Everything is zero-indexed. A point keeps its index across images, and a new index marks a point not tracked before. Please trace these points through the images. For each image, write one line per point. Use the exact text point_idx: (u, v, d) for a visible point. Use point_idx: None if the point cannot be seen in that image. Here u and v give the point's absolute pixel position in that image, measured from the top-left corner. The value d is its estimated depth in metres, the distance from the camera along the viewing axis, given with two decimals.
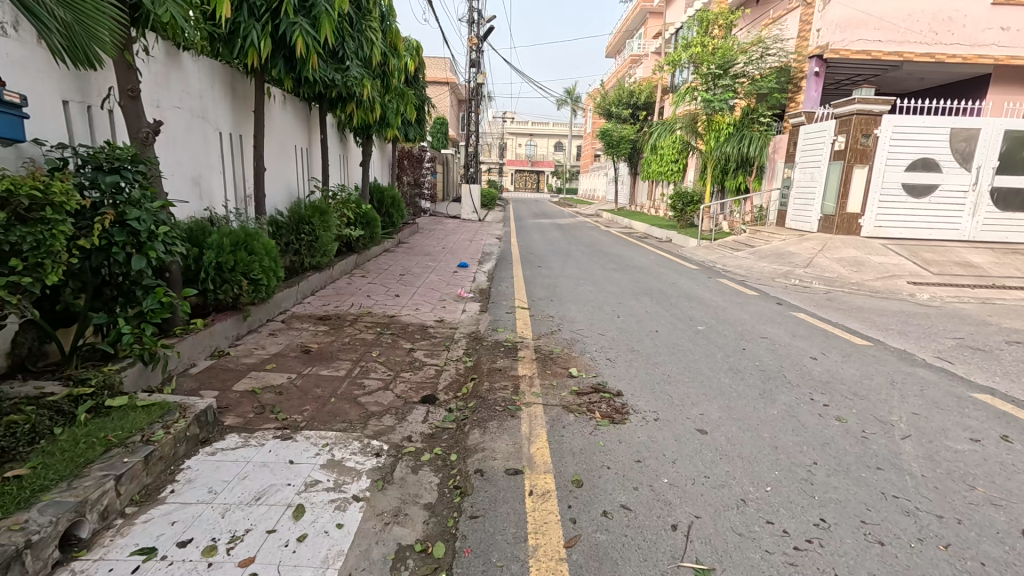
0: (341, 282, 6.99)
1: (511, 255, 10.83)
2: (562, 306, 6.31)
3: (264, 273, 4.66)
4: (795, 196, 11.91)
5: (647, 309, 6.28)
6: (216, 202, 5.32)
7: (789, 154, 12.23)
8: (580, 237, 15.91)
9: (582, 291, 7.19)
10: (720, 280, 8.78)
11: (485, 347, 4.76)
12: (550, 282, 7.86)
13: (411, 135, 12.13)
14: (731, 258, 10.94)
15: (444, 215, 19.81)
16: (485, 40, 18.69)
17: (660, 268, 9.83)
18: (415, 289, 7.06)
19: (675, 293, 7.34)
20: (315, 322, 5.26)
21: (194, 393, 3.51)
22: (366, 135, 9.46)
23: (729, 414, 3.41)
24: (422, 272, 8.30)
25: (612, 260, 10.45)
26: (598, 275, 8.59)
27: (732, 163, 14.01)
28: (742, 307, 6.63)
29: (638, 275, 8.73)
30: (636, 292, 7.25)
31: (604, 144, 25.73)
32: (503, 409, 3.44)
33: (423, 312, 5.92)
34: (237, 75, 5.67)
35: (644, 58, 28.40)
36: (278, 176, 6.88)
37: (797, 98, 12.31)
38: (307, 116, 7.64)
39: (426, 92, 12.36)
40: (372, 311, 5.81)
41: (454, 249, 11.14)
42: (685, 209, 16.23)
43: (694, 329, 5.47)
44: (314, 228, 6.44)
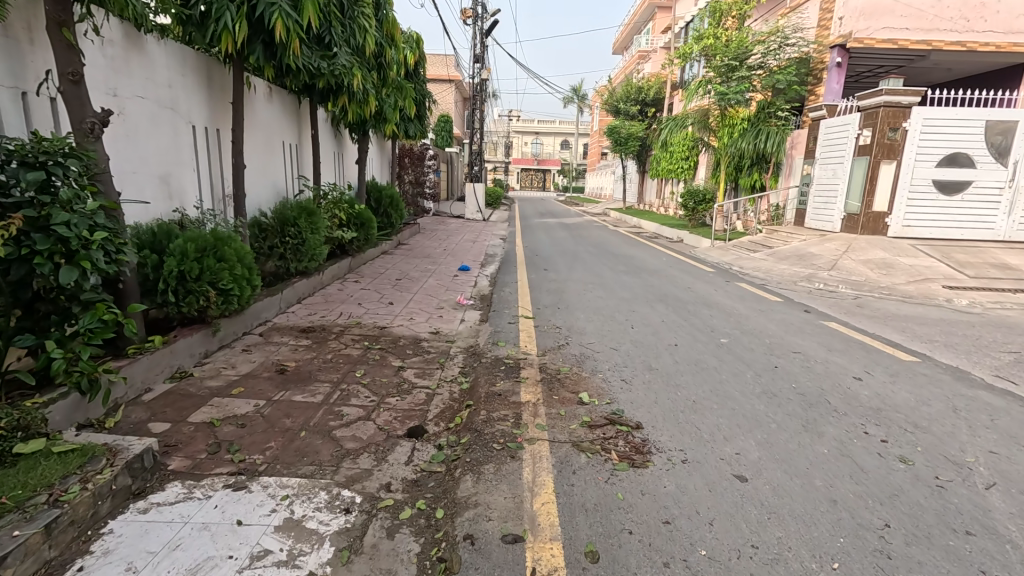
0: (332, 288, 6.50)
1: (515, 257, 10.31)
2: (570, 315, 5.78)
3: (236, 282, 4.14)
4: (815, 194, 11.33)
5: (663, 318, 5.73)
6: (187, 202, 4.83)
7: (809, 150, 11.63)
8: (588, 236, 15.36)
9: (591, 297, 6.66)
10: (739, 284, 8.21)
11: (484, 365, 4.24)
12: (557, 287, 7.33)
13: (412, 132, 11.61)
14: (749, 259, 10.35)
15: (448, 214, 19.33)
16: (489, 34, 18.15)
17: (674, 270, 9.27)
18: (411, 296, 6.56)
19: (692, 299, 6.79)
20: (296, 335, 4.76)
21: (142, 426, 3.02)
22: (362, 132, 8.98)
23: (770, 453, 2.87)
24: (419, 276, 7.79)
25: (622, 262, 9.89)
26: (608, 279, 8.04)
27: (746, 160, 13.37)
28: (767, 316, 6.07)
29: (650, 279, 8.18)
30: (650, 299, 6.70)
31: (612, 141, 25.14)
32: (502, 447, 2.91)
33: (418, 322, 5.41)
34: (213, 63, 5.18)
35: (653, 53, 27.75)
36: (264, 174, 6.40)
37: (817, 90, 11.68)
38: (296, 110, 7.14)
39: (427, 87, 11.85)
40: (362, 322, 5.31)
41: (455, 251, 10.63)
42: (697, 208, 15.62)
43: (717, 341, 4.92)
44: (300, 231, 5.95)
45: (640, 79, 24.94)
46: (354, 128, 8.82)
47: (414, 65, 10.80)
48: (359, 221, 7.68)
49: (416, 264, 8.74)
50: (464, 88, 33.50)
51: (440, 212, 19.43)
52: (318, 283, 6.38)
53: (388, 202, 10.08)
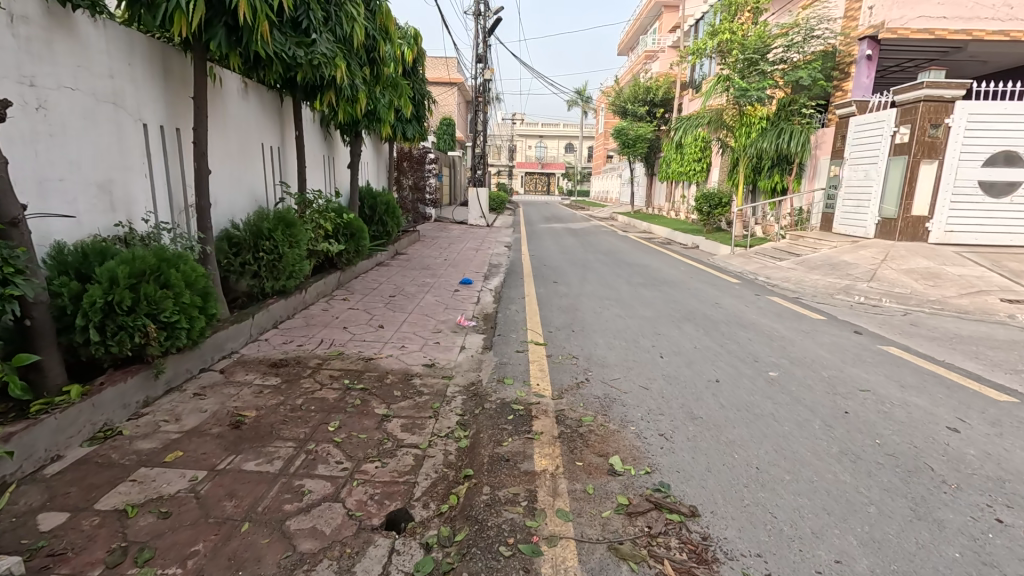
0: (315, 309, 5.77)
1: (522, 268, 9.54)
2: (586, 340, 5.00)
3: (181, 312, 3.37)
4: (844, 197, 10.51)
5: (696, 344, 4.95)
6: (136, 215, 4.10)
7: (837, 149, 10.80)
8: (597, 243, 14.58)
9: (609, 318, 5.87)
10: (770, 298, 7.40)
11: (487, 412, 3.47)
12: (568, 304, 6.56)
13: (410, 134, 10.90)
14: (774, 268, 9.55)
15: (450, 220, 18.60)
16: (491, 34, 17.47)
17: (695, 282, 8.47)
18: (404, 317, 5.81)
19: (723, 318, 6.00)
20: (264, 373, 4.01)
21: (29, 518, 2.25)
22: (355, 134, 8.27)
23: (883, 561, 2.07)
24: (416, 292, 7.04)
25: (637, 273, 9.09)
26: (625, 294, 7.26)
27: (767, 161, 12.56)
28: (814, 338, 5.27)
29: (672, 293, 7.39)
30: (675, 318, 5.92)
31: (619, 144, 24.38)
32: (511, 554, 2.13)
33: (410, 351, 4.65)
34: (170, 52, 4.46)
35: (660, 53, 27.01)
36: (239, 181, 5.67)
37: (845, 86, 10.87)
38: (277, 110, 6.44)
39: (427, 87, 11.12)
40: (344, 352, 4.56)
41: (457, 261, 9.87)
42: (712, 213, 14.82)
43: (765, 376, 4.13)
44: (277, 244, 5.20)
45: (648, 79, 24.19)
46: (345, 129, 8.09)
47: (412, 62, 10.09)
48: (349, 232, 6.95)
49: (412, 278, 7.98)
50: (466, 91, 32.85)
51: (441, 218, 18.68)
52: (299, 303, 5.64)
53: (385, 209, 9.32)
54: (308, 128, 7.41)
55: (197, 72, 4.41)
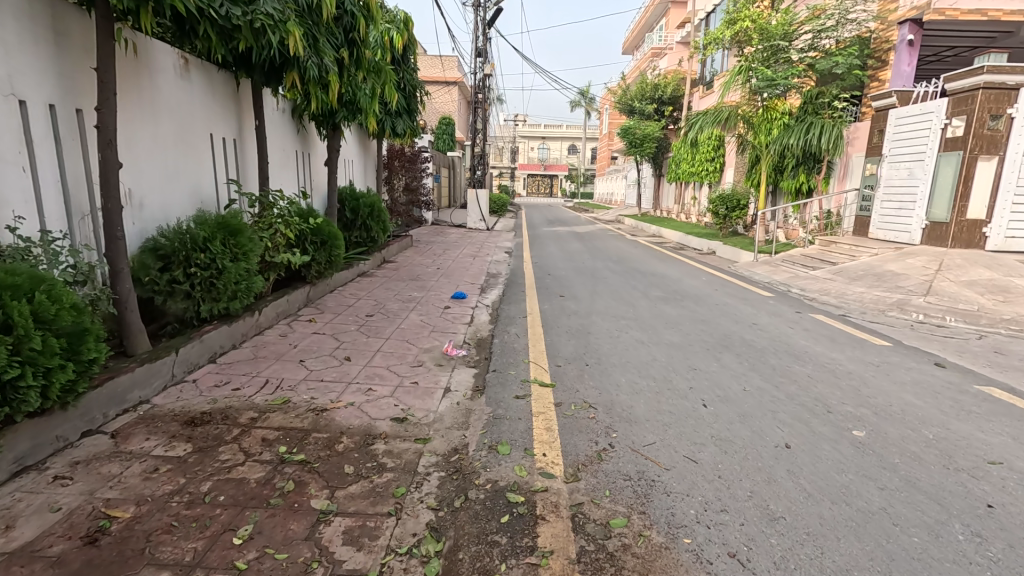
0: (271, 336, 4.76)
1: (524, 278, 8.51)
2: (605, 380, 3.94)
3: (25, 364, 2.32)
4: (881, 198, 9.48)
5: (745, 385, 3.89)
6: (5, 221, 3.06)
7: (874, 146, 9.75)
8: (604, 248, 13.55)
9: (631, 345, 4.82)
10: (814, 316, 6.33)
11: (473, 505, 2.42)
12: (579, 326, 5.51)
13: (400, 128, 9.89)
14: (808, 279, 8.48)
15: (447, 224, 17.56)
16: (492, 26, 16.50)
17: (723, 295, 7.41)
18: (381, 344, 4.76)
19: (768, 345, 4.94)
20: (172, 436, 2.95)
21: None
22: (334, 125, 7.30)
23: None
24: (399, 310, 6.00)
25: (655, 284, 8.03)
26: (644, 312, 6.20)
27: (792, 160, 11.49)
28: (889, 374, 4.21)
29: (699, 310, 6.32)
30: (710, 346, 4.86)
31: (626, 143, 23.29)
32: None
33: (378, 397, 3.60)
34: (64, 11, 3.41)
35: (667, 48, 25.88)
36: (176, 177, 4.63)
37: (882, 75, 9.82)
38: (231, 95, 5.43)
39: (418, 77, 10.09)
40: (290, 400, 3.50)
41: (451, 270, 8.83)
42: (729, 216, 13.78)
43: (850, 439, 3.07)
44: (215, 256, 4.14)
45: (656, 76, 23.10)
46: (320, 119, 7.11)
47: (401, 49, 9.07)
48: (320, 239, 5.90)
49: (396, 291, 6.95)
50: (466, 90, 31.84)
51: (438, 221, 17.65)
52: (249, 329, 4.63)
53: (367, 210, 8.26)
54: (274, 119, 6.39)
55: (99, 35, 3.36)
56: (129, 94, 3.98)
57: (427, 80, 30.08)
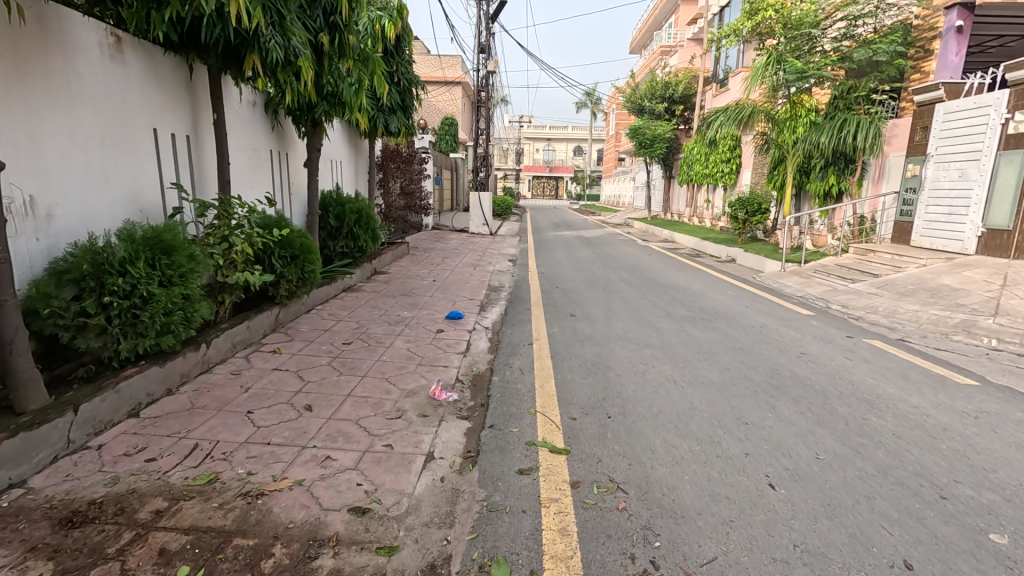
0: (219, 375, 3.90)
1: (530, 292, 7.62)
2: (634, 444, 3.05)
3: None
4: (925, 202, 8.56)
5: (817, 450, 2.99)
6: None
7: (917, 143, 8.85)
8: (616, 255, 12.66)
9: (661, 387, 3.92)
10: (870, 342, 5.40)
11: None
12: (595, 358, 4.62)
13: (393, 127, 9.06)
14: (849, 293, 7.55)
15: (448, 228, 16.74)
16: (496, 20, 15.68)
17: (756, 314, 6.49)
18: (354, 385, 3.89)
19: (829, 386, 4.02)
20: (29, 550, 2.07)
21: None
22: (314, 120, 6.45)
23: None
24: (383, 335, 5.14)
25: (676, 300, 7.14)
26: (671, 337, 5.30)
27: (821, 160, 10.55)
28: (998, 430, 3.29)
29: (733, 335, 5.41)
30: (757, 388, 3.96)
31: (635, 144, 22.38)
32: None
33: (337, 473, 2.72)
34: None
35: (677, 46, 24.98)
36: (101, 181, 3.77)
37: (926, 66, 8.93)
38: (182, 84, 4.61)
39: (414, 72, 9.24)
40: (219, 478, 2.63)
41: (449, 283, 7.96)
42: (749, 221, 12.92)
43: (993, 552, 2.15)
44: (140, 281, 3.26)
45: (666, 73, 22.17)
46: (297, 113, 6.27)
47: (395, 39, 8.22)
48: (289, 253, 5.02)
49: (384, 310, 6.10)
50: (469, 91, 31.06)
51: (439, 226, 16.83)
52: (191, 367, 3.77)
53: (355, 217, 7.39)
54: (240, 113, 5.53)
55: None
56: (30, 75, 3.17)
57: (428, 81, 29.35)
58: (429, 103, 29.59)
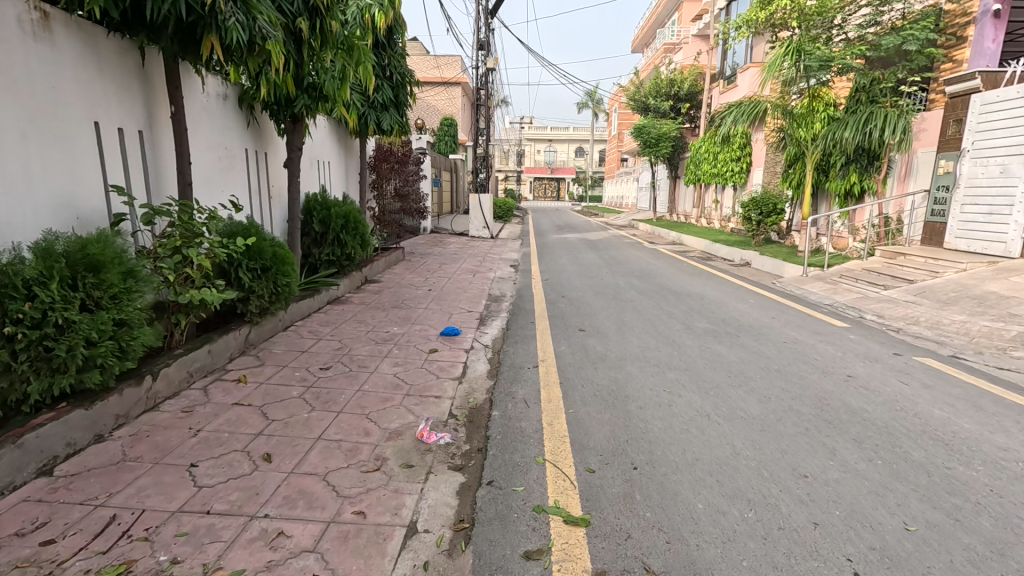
0: (167, 414, 3.26)
1: (534, 302, 7.00)
2: (671, 510, 2.42)
3: None
4: (961, 201, 7.94)
5: (905, 519, 2.35)
6: None
7: (950, 138, 8.21)
8: (623, 260, 12.05)
9: (693, 424, 3.29)
10: (922, 360, 4.76)
11: None
12: (611, 385, 3.99)
13: (386, 125, 8.44)
14: (882, 301, 6.91)
15: (447, 232, 16.13)
16: (494, 15, 15.09)
17: (785, 326, 5.85)
18: (327, 425, 3.26)
19: (893, 421, 3.38)
20: None
21: None
22: (295, 116, 5.82)
23: None
24: (369, 358, 4.51)
25: (694, 311, 6.50)
26: (696, 357, 4.66)
27: (842, 157, 9.85)
28: None
29: (766, 354, 4.77)
30: (807, 423, 3.33)
31: (640, 144, 21.76)
32: None
33: (290, 560, 2.09)
34: None
35: (681, 43, 24.37)
36: (20, 183, 3.14)
37: (959, 54, 8.31)
38: (130, 71, 3.98)
39: (407, 66, 8.63)
40: (131, 571, 2.00)
41: (446, 293, 7.33)
42: (763, 222, 12.29)
43: None
44: (54, 307, 2.63)
45: (671, 71, 21.56)
46: (274, 108, 5.64)
47: (385, 30, 7.60)
48: (260, 265, 4.37)
49: (371, 326, 5.47)
50: (469, 91, 30.52)
51: (438, 229, 16.23)
52: (131, 407, 3.14)
53: (341, 222, 6.74)
54: (206, 106, 4.91)
55: None
56: None
57: (426, 81, 28.83)
58: (429, 104, 29.07)
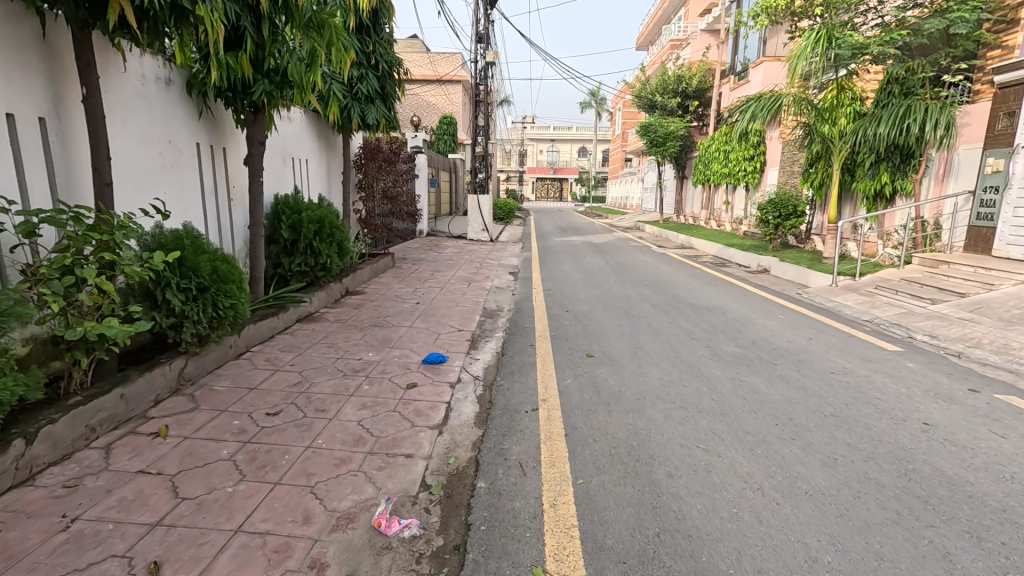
0: (41, 491, 2.45)
1: (534, 319, 6.17)
2: None
3: None
4: (1014, 202, 7.10)
5: None
6: None
7: (999, 133, 7.37)
8: (631, 266, 11.22)
9: (744, 506, 2.46)
10: (1006, 399, 3.91)
11: None
12: (629, 437, 3.16)
13: (371, 119, 7.61)
14: (932, 317, 6.06)
15: (444, 235, 15.31)
16: (493, 6, 14.26)
17: (827, 350, 5.00)
18: (253, 507, 2.43)
19: (1010, 499, 2.54)
20: None
21: None
22: (255, 105, 4.96)
23: None
24: (330, 397, 3.69)
25: (718, 330, 5.66)
26: (730, 396, 3.82)
27: (872, 155, 9.23)
28: None
29: (815, 391, 3.93)
30: (895, 504, 2.49)
31: (646, 143, 20.89)
32: None
33: None
34: None
35: (689, 39, 23.50)
36: None
37: (1010, 39, 7.48)
38: (24, 42, 3.15)
39: (396, 54, 7.86)
40: None
41: (435, 307, 6.51)
42: (782, 224, 11.44)
43: None
44: None
45: (679, 67, 20.69)
46: (227, 94, 4.78)
47: (370, 13, 6.83)
48: (196, 286, 3.55)
49: (341, 351, 4.65)
50: (469, 90, 29.75)
51: (435, 232, 15.43)
52: None
53: (313, 227, 5.88)
54: (139, 92, 4.10)
55: None
56: None
57: (426, 79, 28.08)
58: (429, 103, 28.38)
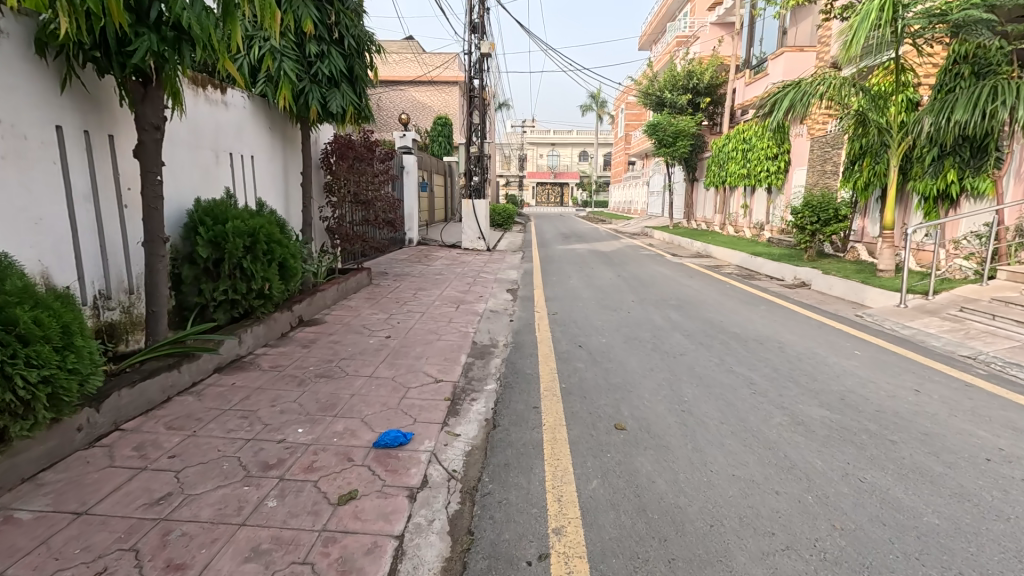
0: None
1: (537, 359, 4.72)
2: None
3: None
4: None
5: None
6: None
7: None
8: (647, 279, 9.77)
9: None
10: None
11: None
12: None
13: (334, 106, 6.13)
14: None
15: (437, 244, 13.92)
16: None
17: (955, 413, 3.53)
18: None
19: None
20: None
21: None
22: (141, 72, 3.45)
23: None
24: (205, 531, 2.23)
25: (787, 379, 4.19)
26: (858, 517, 2.37)
27: (933, 150, 7.90)
28: None
29: (990, 505, 2.46)
30: None
31: (655, 143, 19.49)
32: None
33: None
34: None
35: (696, 34, 22.17)
36: None
37: None
38: None
39: (367, 30, 6.44)
40: None
41: (409, 343, 5.05)
42: (820, 231, 9.98)
43: None
44: None
45: (688, 62, 19.32)
46: (93, 53, 3.28)
47: None
48: None
49: (259, 427, 3.19)
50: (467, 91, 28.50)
51: (427, 242, 14.05)
52: None
53: (243, 242, 4.41)
54: None
55: None
56: None
57: (422, 81, 26.88)
58: (423, 103, 27.21)
